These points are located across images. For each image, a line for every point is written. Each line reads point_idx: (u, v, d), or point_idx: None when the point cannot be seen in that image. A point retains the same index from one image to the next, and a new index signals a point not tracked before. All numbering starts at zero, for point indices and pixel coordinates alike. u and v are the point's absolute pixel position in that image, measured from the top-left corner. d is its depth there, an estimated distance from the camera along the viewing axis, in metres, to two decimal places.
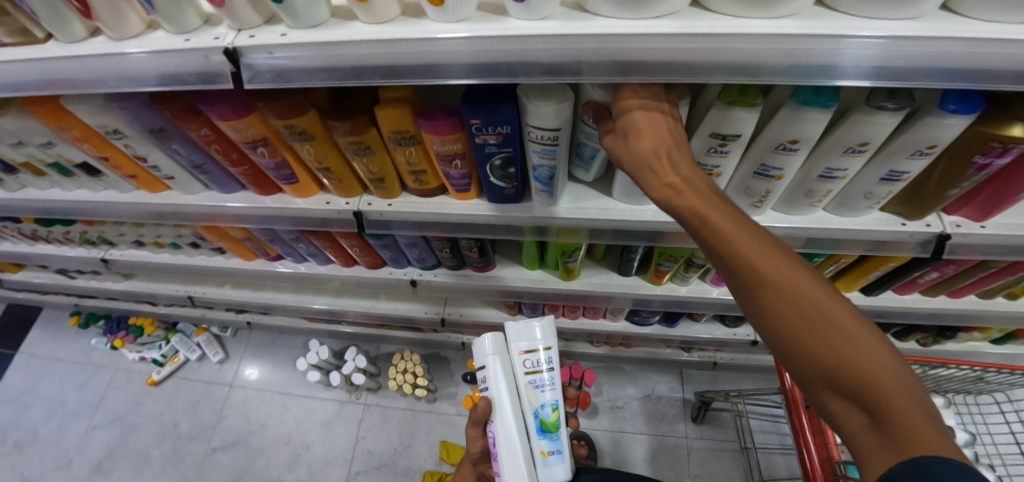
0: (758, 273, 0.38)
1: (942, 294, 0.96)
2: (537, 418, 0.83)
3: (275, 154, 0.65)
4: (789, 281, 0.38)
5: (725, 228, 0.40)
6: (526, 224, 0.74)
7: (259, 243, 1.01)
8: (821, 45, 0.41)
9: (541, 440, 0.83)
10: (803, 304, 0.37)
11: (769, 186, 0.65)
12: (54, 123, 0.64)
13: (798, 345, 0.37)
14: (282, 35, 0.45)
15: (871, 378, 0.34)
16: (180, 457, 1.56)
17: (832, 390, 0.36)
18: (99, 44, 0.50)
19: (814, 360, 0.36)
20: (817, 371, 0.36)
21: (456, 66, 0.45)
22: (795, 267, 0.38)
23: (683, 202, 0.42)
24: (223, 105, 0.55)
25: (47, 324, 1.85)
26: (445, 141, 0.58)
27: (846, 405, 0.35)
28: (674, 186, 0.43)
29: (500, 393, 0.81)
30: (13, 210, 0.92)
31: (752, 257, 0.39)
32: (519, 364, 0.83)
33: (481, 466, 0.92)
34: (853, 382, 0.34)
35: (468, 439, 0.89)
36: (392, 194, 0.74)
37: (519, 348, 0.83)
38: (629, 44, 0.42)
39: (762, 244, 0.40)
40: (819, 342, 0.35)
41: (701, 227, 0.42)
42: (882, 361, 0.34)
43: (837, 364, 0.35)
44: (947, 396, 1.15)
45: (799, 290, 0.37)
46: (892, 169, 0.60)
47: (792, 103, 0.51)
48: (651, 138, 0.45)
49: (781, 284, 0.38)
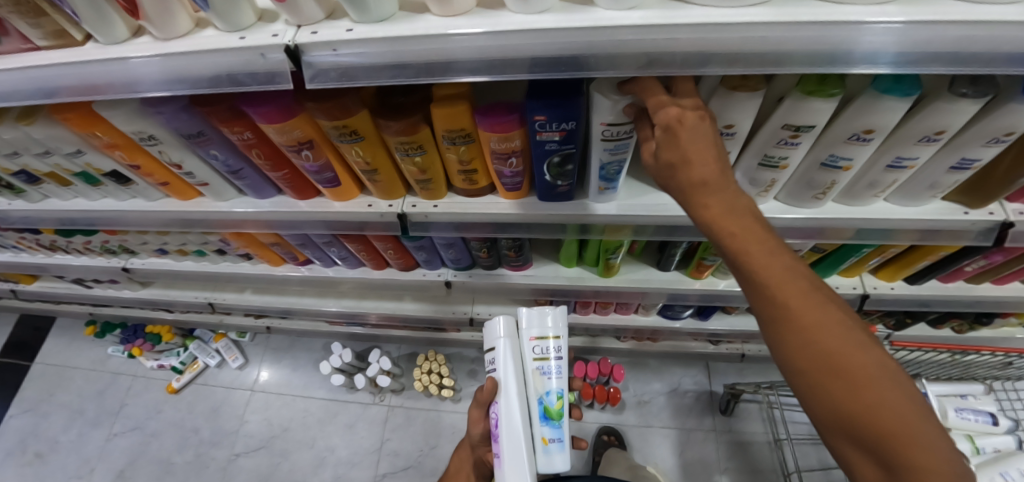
0: (804, 323, 0.40)
1: (987, 281, 0.93)
2: (540, 405, 0.77)
3: (320, 156, 0.62)
4: (834, 334, 0.39)
5: (774, 275, 0.41)
6: (575, 221, 0.71)
7: (288, 247, 0.98)
8: (876, 32, 0.39)
9: (546, 427, 0.77)
10: (843, 359, 0.38)
11: (835, 177, 0.61)
12: (85, 130, 0.60)
13: (830, 398, 0.39)
14: (348, 30, 0.42)
15: (898, 440, 0.36)
16: (203, 463, 1.55)
17: (856, 445, 0.39)
18: (144, 45, 0.47)
19: (844, 416, 0.38)
20: (843, 430, 0.39)
21: (468, 62, 0.43)
22: (844, 324, 0.39)
23: (739, 254, 0.42)
24: (269, 107, 0.52)
25: (61, 333, 1.82)
26: (502, 138, 0.55)
27: (865, 460, 0.38)
28: (733, 235, 0.42)
29: (507, 376, 0.76)
30: (34, 221, 0.89)
31: (799, 307, 0.40)
32: (527, 350, 0.78)
33: (481, 451, 0.88)
34: (880, 442, 0.37)
35: (470, 421, 0.86)
36: (437, 194, 0.71)
37: (529, 334, 0.78)
38: (719, 33, 0.40)
39: (808, 293, 0.40)
40: (853, 401, 0.38)
41: (749, 272, 0.42)
42: (914, 427, 0.36)
43: (867, 424, 0.37)
44: (984, 383, 1.12)
45: (842, 343, 0.39)
46: (963, 157, 0.57)
47: (871, 91, 0.49)
48: (705, 184, 0.41)
49: (825, 335, 0.39)
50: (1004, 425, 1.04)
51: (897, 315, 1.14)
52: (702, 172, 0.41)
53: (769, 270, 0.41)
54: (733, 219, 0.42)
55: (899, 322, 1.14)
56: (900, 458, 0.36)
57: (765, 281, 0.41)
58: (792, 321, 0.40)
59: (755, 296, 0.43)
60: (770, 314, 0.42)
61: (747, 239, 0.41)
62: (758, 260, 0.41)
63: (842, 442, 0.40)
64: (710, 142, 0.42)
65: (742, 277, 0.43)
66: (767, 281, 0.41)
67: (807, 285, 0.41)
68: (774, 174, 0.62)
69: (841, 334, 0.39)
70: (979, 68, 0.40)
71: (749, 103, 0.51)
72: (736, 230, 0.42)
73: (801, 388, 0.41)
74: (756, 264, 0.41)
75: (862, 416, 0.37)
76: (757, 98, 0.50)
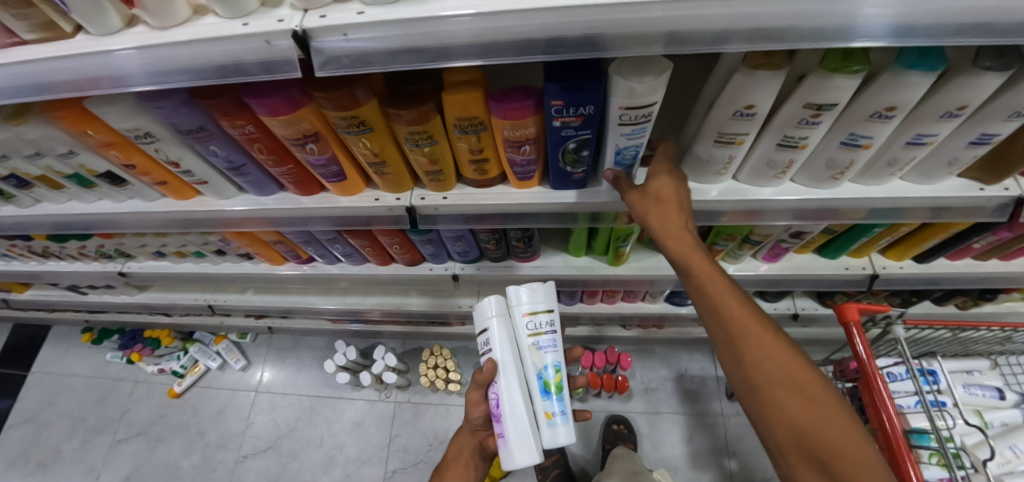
0: (757, 345, 0.54)
1: (994, 257, 0.93)
2: (540, 380, 0.76)
3: (326, 150, 0.60)
4: (781, 357, 0.53)
5: (733, 309, 0.56)
6: (590, 209, 0.70)
7: (291, 245, 0.96)
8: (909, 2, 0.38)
9: (549, 400, 0.76)
10: (789, 373, 0.53)
11: (854, 156, 0.60)
12: (78, 128, 0.57)
13: (779, 407, 0.52)
14: (360, 13, 0.41)
15: (831, 439, 0.49)
16: (210, 466, 1.53)
17: (797, 448, 0.51)
18: (140, 34, 0.45)
19: (791, 422, 0.51)
20: (790, 435, 0.51)
21: (464, 46, 0.42)
22: (789, 350, 0.54)
23: (707, 290, 0.57)
24: (274, 98, 0.50)
25: (57, 341, 1.78)
26: (516, 125, 0.54)
27: (808, 466, 0.51)
28: (704, 277, 0.57)
29: (505, 355, 0.74)
30: (28, 227, 0.86)
31: (754, 334, 0.55)
32: (521, 327, 0.76)
33: (480, 434, 0.90)
34: (816, 440, 0.50)
35: (470, 403, 0.84)
36: (446, 186, 0.69)
37: (520, 311, 0.76)
38: (744, 9, 0.39)
39: (761, 325, 0.55)
40: (794, 406, 0.52)
41: (714, 306, 0.57)
42: (844, 429, 0.50)
43: (808, 427, 0.50)
44: (990, 358, 1.13)
45: (788, 364, 0.53)
46: (983, 132, 0.56)
47: (894, 67, 0.48)
48: (684, 237, 0.57)
49: (774, 356, 0.54)
50: (1011, 399, 1.05)
51: (902, 294, 1.14)
52: (682, 230, 0.57)
53: (730, 306, 0.56)
54: (704, 267, 0.57)
55: (904, 300, 1.15)
56: (834, 454, 0.49)
57: (728, 313, 0.56)
58: (750, 345, 0.54)
59: (716, 328, 0.57)
60: (729, 341, 0.56)
61: (715, 281, 0.57)
62: (721, 296, 0.57)
63: (788, 450, 0.52)
64: (685, 208, 0.59)
65: (710, 312, 0.57)
66: (730, 314, 0.56)
67: (759, 319, 0.56)
68: (793, 155, 0.61)
69: (788, 357, 0.54)
70: (1011, 39, 0.39)
71: (771, 83, 0.49)
72: (705, 274, 0.57)
73: (753, 402, 0.55)
74: (720, 299, 0.57)
75: (805, 423, 0.51)
76: (779, 76, 0.48)
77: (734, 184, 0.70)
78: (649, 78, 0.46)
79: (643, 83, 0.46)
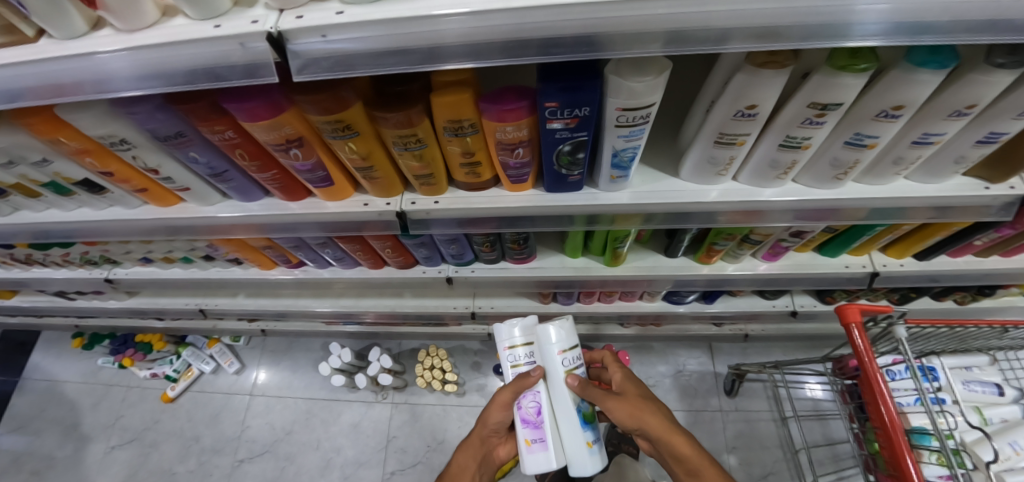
0: (669, 440, 0.75)
1: (995, 254, 0.92)
2: (578, 412, 0.76)
3: (311, 155, 0.57)
4: (681, 442, 0.75)
5: (664, 435, 0.76)
6: (586, 211, 0.68)
7: (280, 250, 0.93)
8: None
9: (587, 431, 0.77)
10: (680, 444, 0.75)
11: (859, 156, 0.58)
12: (49, 136, 0.55)
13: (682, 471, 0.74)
14: (339, 13, 0.39)
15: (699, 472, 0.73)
16: (207, 471, 1.52)
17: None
18: (106, 38, 0.42)
19: None
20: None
21: (453, 47, 0.40)
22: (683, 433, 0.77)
23: (654, 434, 0.76)
24: (255, 102, 0.47)
25: (48, 347, 1.75)
26: (509, 128, 0.51)
27: None
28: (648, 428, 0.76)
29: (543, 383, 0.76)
30: (6, 236, 0.83)
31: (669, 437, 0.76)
32: (557, 364, 0.75)
33: (492, 440, 0.87)
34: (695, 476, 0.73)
35: (492, 408, 0.81)
36: (438, 190, 0.67)
37: (555, 347, 0.75)
38: (747, 6, 0.37)
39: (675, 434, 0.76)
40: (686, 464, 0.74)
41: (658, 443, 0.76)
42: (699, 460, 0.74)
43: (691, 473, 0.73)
44: (989, 353, 1.12)
45: (680, 437, 0.76)
46: (992, 131, 0.54)
47: (904, 64, 0.46)
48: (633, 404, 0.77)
49: (675, 438, 0.76)
50: (1010, 395, 1.05)
51: (901, 290, 1.13)
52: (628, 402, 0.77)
53: (663, 435, 0.76)
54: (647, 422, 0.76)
55: (903, 297, 1.14)
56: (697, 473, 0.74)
57: (661, 439, 0.76)
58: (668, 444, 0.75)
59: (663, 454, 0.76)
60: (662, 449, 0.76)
61: (656, 429, 0.76)
62: (659, 432, 0.76)
63: None
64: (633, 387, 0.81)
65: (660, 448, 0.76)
66: (662, 437, 0.75)
67: (678, 436, 0.76)
68: (796, 155, 0.59)
69: (683, 441, 0.75)
70: None
71: (775, 81, 0.47)
72: (651, 426, 0.76)
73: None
74: (657, 435, 0.76)
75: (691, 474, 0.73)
76: (784, 75, 0.46)
77: (736, 185, 0.68)
78: (647, 77, 0.44)
79: (642, 83, 0.44)
